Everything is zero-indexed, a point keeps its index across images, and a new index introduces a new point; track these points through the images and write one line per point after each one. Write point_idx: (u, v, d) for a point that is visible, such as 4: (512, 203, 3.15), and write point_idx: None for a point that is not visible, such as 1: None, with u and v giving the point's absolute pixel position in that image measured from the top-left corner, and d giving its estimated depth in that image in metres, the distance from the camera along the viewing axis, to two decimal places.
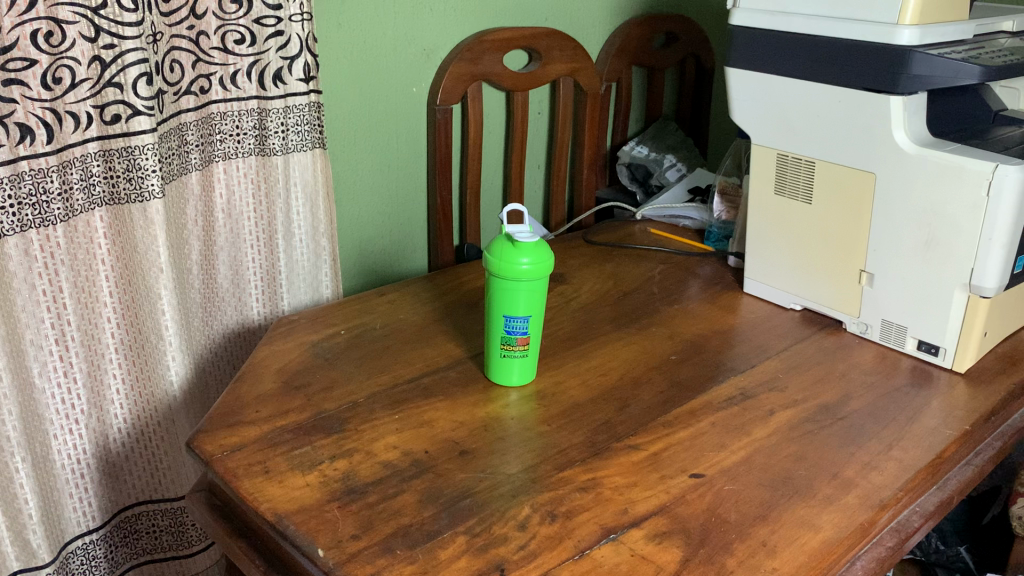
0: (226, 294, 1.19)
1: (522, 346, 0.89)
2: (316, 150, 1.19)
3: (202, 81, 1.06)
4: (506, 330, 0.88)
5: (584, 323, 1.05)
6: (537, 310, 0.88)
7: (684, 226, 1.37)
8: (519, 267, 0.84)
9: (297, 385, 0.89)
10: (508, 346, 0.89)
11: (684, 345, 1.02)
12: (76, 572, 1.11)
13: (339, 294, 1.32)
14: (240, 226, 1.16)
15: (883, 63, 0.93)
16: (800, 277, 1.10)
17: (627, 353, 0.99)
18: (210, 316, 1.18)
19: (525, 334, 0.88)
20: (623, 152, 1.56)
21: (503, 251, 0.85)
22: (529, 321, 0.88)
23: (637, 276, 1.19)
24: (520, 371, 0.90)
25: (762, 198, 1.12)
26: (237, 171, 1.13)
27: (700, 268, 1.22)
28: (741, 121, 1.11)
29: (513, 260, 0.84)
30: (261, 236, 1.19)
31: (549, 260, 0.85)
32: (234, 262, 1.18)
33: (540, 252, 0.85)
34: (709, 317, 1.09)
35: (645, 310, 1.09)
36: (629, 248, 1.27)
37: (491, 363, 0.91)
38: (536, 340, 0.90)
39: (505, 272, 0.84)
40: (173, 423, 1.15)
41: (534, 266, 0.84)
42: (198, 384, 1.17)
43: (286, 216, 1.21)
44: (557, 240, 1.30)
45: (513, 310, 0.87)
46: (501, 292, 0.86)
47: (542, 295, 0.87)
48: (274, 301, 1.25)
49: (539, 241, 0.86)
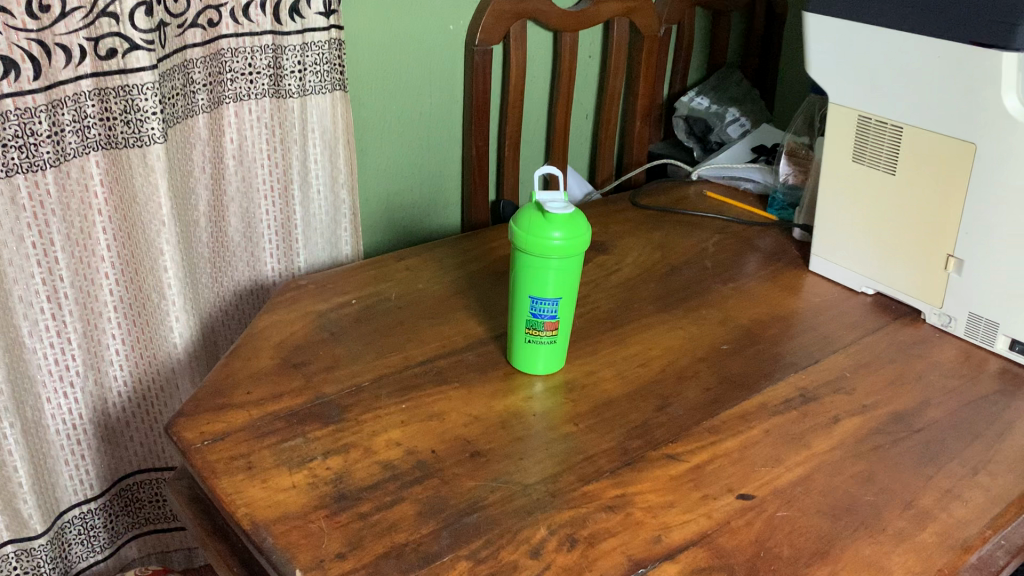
0: (236, 249, 1.09)
1: (550, 332, 0.78)
2: (335, 92, 1.08)
3: (211, 13, 0.94)
4: (532, 313, 0.77)
5: (624, 303, 0.94)
6: (569, 294, 0.77)
7: (745, 190, 1.23)
8: (550, 242, 0.73)
9: (295, 362, 0.79)
10: (534, 331, 0.78)
11: (737, 333, 0.90)
12: (73, 544, 1.06)
13: (360, 253, 1.22)
14: (253, 174, 1.06)
15: (996, 12, 0.78)
16: (876, 259, 0.97)
17: (672, 342, 0.87)
18: (217, 272, 1.08)
19: (555, 318, 0.77)
20: (680, 104, 1.41)
21: (532, 222, 0.74)
22: (560, 304, 0.77)
23: (687, 248, 1.06)
24: (546, 360, 0.80)
25: (836, 166, 0.98)
26: (250, 114, 1.02)
27: (760, 241, 1.09)
28: (817, 77, 0.97)
29: (544, 233, 0.73)
30: (276, 186, 1.09)
31: (584, 236, 0.75)
32: (245, 215, 1.08)
33: (575, 226, 0.74)
34: (768, 300, 0.97)
35: (695, 290, 0.97)
36: (681, 214, 1.14)
37: (514, 348, 0.80)
38: (567, 326, 0.79)
39: (533, 247, 0.74)
40: (176, 387, 1.06)
41: (567, 243, 0.73)
42: (205, 345, 1.09)
43: (302, 164, 1.10)
44: (602, 203, 1.17)
45: (542, 290, 0.76)
46: (529, 270, 0.75)
47: (575, 276, 0.76)
48: (290, 257, 1.15)
49: (575, 213, 0.75)
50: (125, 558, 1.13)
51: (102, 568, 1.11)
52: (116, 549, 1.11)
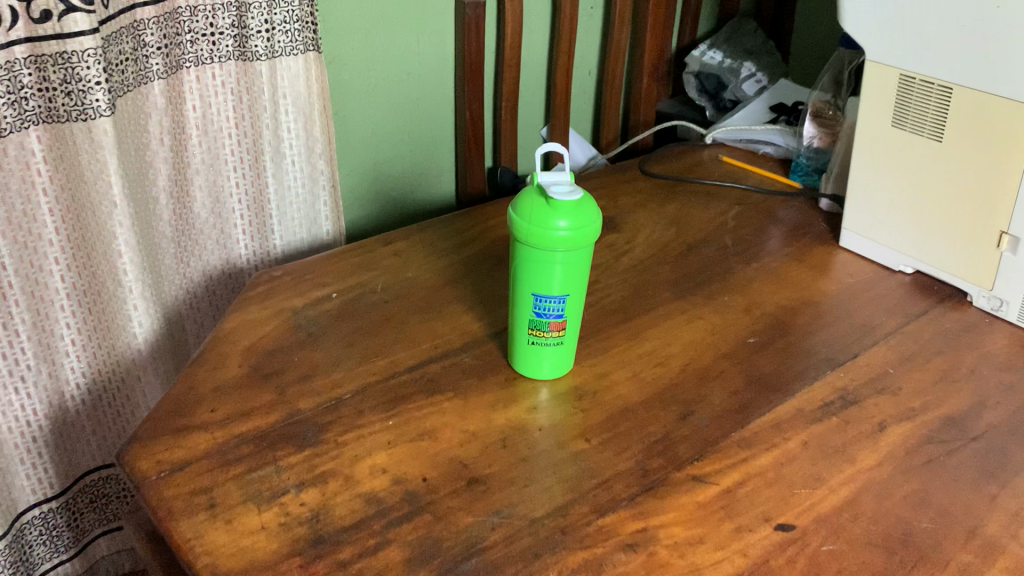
0: (205, 229, 0.99)
1: (556, 333, 0.69)
2: (308, 53, 0.97)
3: None
4: (535, 312, 0.68)
5: (637, 289, 0.84)
6: (577, 290, 0.67)
7: (765, 154, 1.13)
8: (555, 232, 0.63)
9: (268, 372, 0.70)
10: (537, 331, 0.69)
11: (764, 324, 0.80)
12: (36, 545, 0.98)
13: (341, 229, 1.12)
14: (219, 146, 0.96)
15: None
16: (917, 235, 0.87)
17: (692, 336, 0.78)
18: (183, 255, 0.98)
19: (561, 317, 0.68)
20: (692, 58, 1.29)
21: (533, 209, 0.64)
22: (566, 301, 0.67)
23: (704, 223, 0.96)
24: (550, 363, 0.70)
25: (873, 132, 0.87)
26: (213, 79, 0.92)
27: (784, 213, 0.99)
28: (852, 32, 0.85)
29: (547, 222, 0.64)
30: (246, 159, 0.99)
31: (593, 224, 0.65)
32: (212, 191, 0.98)
33: (583, 213, 0.64)
34: (797, 282, 0.87)
35: (716, 273, 0.87)
36: (696, 184, 1.04)
37: (516, 350, 0.71)
38: (575, 325, 0.69)
39: (535, 238, 0.64)
40: (140, 382, 0.97)
41: (573, 233, 0.64)
42: (172, 334, 1.00)
43: (275, 134, 1.00)
44: (608, 173, 1.07)
45: (546, 286, 0.66)
46: (531, 265, 0.66)
47: (583, 270, 0.67)
48: (265, 236, 1.05)
49: (582, 197, 0.65)
50: (93, 557, 1.06)
51: (68, 568, 1.04)
52: (83, 547, 1.04)
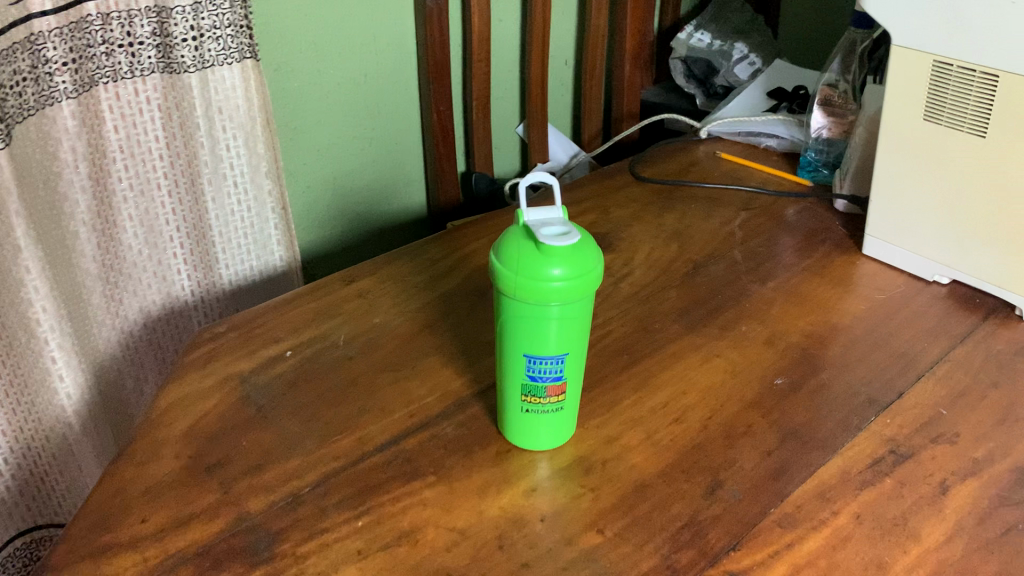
0: (138, 265, 0.87)
1: (554, 399, 0.57)
2: (245, 61, 0.84)
3: None
4: (529, 375, 0.56)
5: (641, 323, 0.72)
6: (577, 346, 0.56)
7: (766, 147, 1.02)
8: (548, 282, 0.52)
9: (211, 463, 0.58)
10: (532, 398, 0.57)
11: (791, 359, 0.69)
12: None
13: (295, 255, 0.99)
14: (146, 169, 0.84)
15: None
16: (954, 241, 0.76)
17: (711, 381, 0.66)
18: (115, 297, 0.86)
19: (560, 379, 0.57)
20: (677, 42, 1.19)
21: (519, 254, 0.52)
22: (565, 361, 0.56)
23: (709, 235, 0.85)
24: (549, 432, 0.59)
25: (900, 126, 0.76)
26: (133, 95, 0.80)
27: (797, 218, 0.88)
28: (873, 13, 0.74)
29: (537, 270, 0.52)
30: (178, 183, 0.87)
31: (593, 269, 0.53)
32: (141, 221, 0.86)
33: (581, 257, 0.52)
34: (821, 303, 0.76)
35: (728, 297, 0.76)
36: (695, 187, 0.93)
37: (507, 419, 0.59)
38: (576, 386, 0.58)
39: (524, 289, 0.52)
40: (66, 441, 0.84)
41: (569, 282, 0.52)
42: (106, 386, 0.88)
43: (212, 154, 0.88)
44: (595, 179, 0.95)
45: (540, 345, 0.55)
46: (521, 322, 0.54)
47: (582, 323, 0.55)
48: (209, 268, 0.93)
49: (579, 237, 0.54)
50: None
51: None
52: None
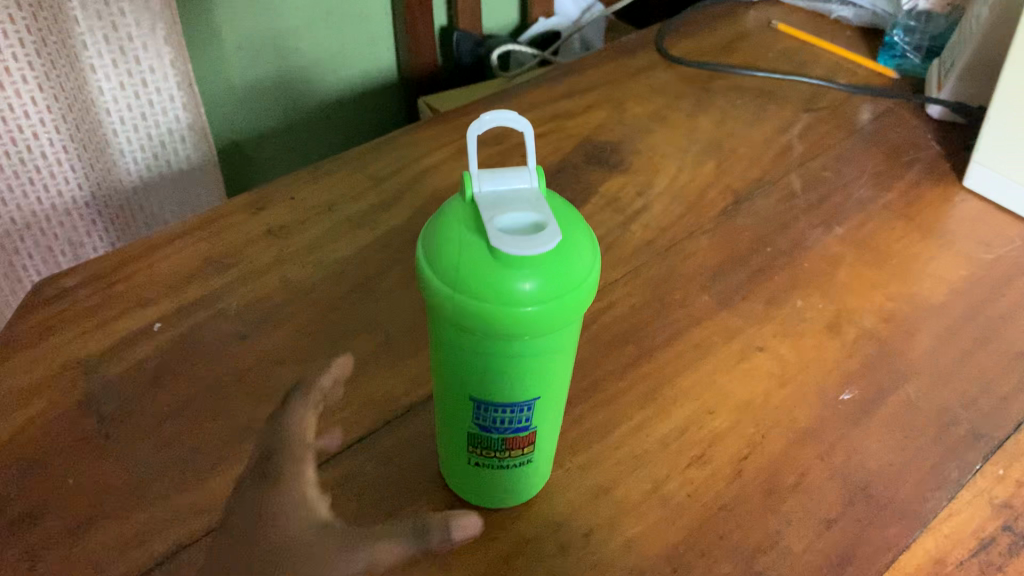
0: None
1: (516, 452, 0.38)
2: None
3: None
4: (479, 423, 0.37)
5: (656, 292, 0.52)
6: (554, 387, 0.36)
7: (840, 20, 0.78)
8: (513, 306, 0.31)
9: (18, 515, 0.40)
10: (484, 450, 0.38)
11: (863, 356, 0.49)
12: None
13: (207, 150, 0.77)
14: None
15: None
16: None
17: (748, 394, 0.47)
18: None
19: (526, 429, 0.37)
20: None
21: (466, 255, 0.32)
22: (536, 407, 0.37)
23: (756, 151, 0.63)
24: (504, 491, 0.41)
25: None
26: None
27: (875, 126, 0.66)
28: None
29: (498, 284, 0.31)
30: (48, 44, 0.62)
31: (585, 279, 0.33)
32: None
33: (565, 262, 0.32)
34: (907, 262, 0.56)
35: (779, 250, 0.55)
36: (741, 77, 0.70)
37: (448, 466, 0.41)
38: (551, 433, 0.39)
39: (473, 314, 0.32)
40: None
41: (547, 305, 0.32)
42: None
43: (91, 10, 0.64)
44: (609, 56, 0.72)
45: (498, 388, 0.35)
46: (470, 357, 0.34)
47: (565, 356, 0.35)
48: (101, 162, 0.71)
49: (561, 226, 0.33)
50: None
51: None
52: None
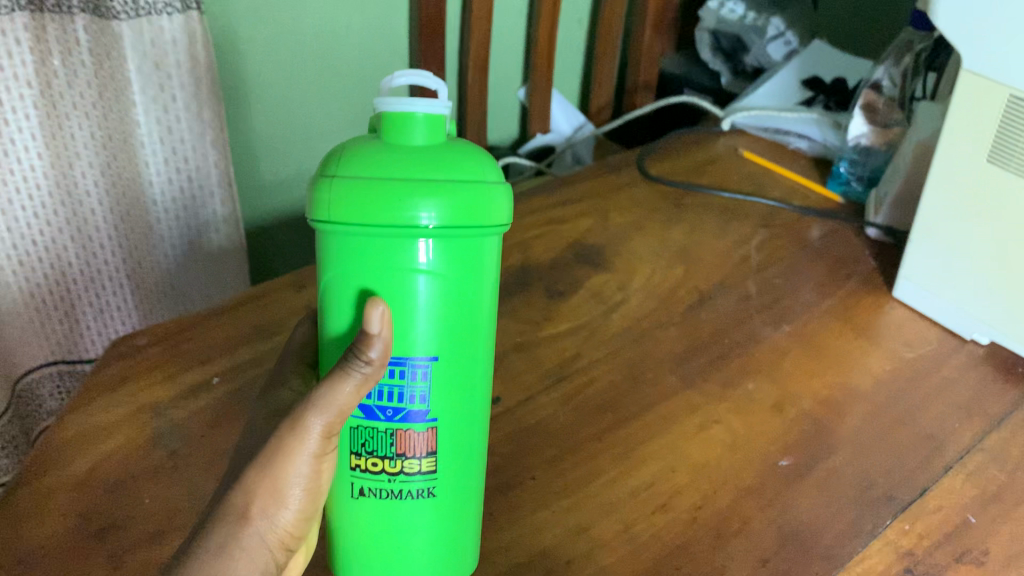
0: (57, 238, 0.80)
1: (404, 469, 0.41)
2: (189, 11, 0.76)
3: None
4: (368, 407, 0.40)
5: (630, 371, 0.63)
6: (465, 339, 0.40)
7: (797, 149, 0.91)
8: (409, 199, 0.36)
9: (104, 526, 0.49)
10: (368, 464, 0.41)
11: (802, 430, 0.60)
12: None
13: (242, 244, 0.93)
14: (70, 125, 0.76)
15: None
16: (1000, 300, 0.66)
17: (705, 457, 0.57)
18: (31, 272, 0.79)
19: (420, 420, 0.40)
20: (706, 11, 1.08)
21: (363, 154, 0.38)
22: (438, 368, 0.39)
23: (720, 258, 0.75)
24: (392, 550, 0.42)
25: (957, 161, 0.65)
26: (58, 36, 0.72)
27: (819, 240, 0.78)
28: (944, 29, 0.62)
29: (395, 175, 0.37)
30: (111, 142, 0.80)
31: (491, 189, 0.38)
32: (62, 178, 0.78)
33: (462, 172, 0.37)
34: (840, 356, 0.66)
35: (736, 341, 0.66)
36: (708, 195, 0.82)
37: (339, 520, 0.43)
38: (453, 447, 0.41)
39: (371, 211, 0.36)
40: (14, 374, 0.83)
41: (448, 203, 0.36)
42: (13, 352, 0.82)
43: (150, 111, 0.81)
44: (597, 172, 0.85)
45: (404, 322, 0.38)
46: (361, 264, 0.38)
47: (479, 283, 0.40)
48: (144, 244, 0.87)
49: (466, 152, 0.38)
50: None
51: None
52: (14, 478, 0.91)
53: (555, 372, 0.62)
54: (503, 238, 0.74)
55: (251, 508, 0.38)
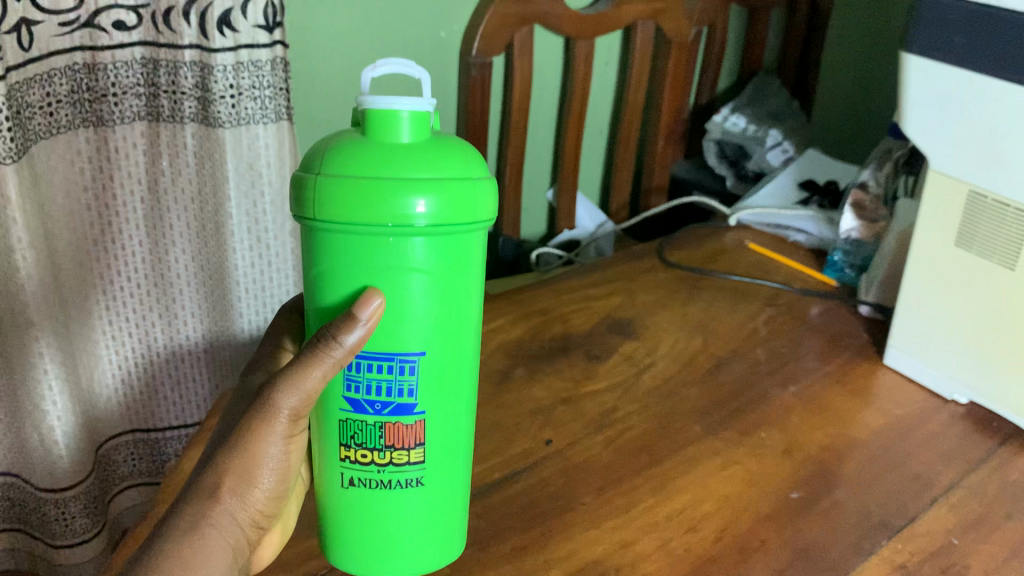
0: (146, 307, 0.96)
1: (394, 461, 0.42)
2: (281, 122, 0.91)
3: (116, 12, 0.80)
4: (357, 399, 0.41)
5: (661, 421, 0.73)
6: (451, 334, 0.41)
7: (794, 241, 1.04)
8: (406, 202, 0.37)
9: None
10: (357, 456, 0.42)
11: (809, 471, 0.70)
12: (77, 517, 1.00)
13: None
14: (169, 212, 0.93)
15: None
16: (973, 364, 0.77)
17: (727, 490, 0.67)
18: (122, 334, 0.96)
19: (409, 413, 0.41)
20: (712, 124, 1.25)
21: (345, 152, 0.38)
22: (428, 359, 0.41)
23: (733, 330, 0.86)
24: (384, 543, 0.44)
25: (931, 247, 0.78)
26: (170, 139, 0.90)
27: (818, 317, 0.90)
28: (916, 137, 0.76)
29: (386, 175, 0.37)
30: (201, 229, 0.95)
31: (480, 186, 0.39)
32: (155, 254, 0.94)
33: (452, 168, 0.38)
34: (839, 412, 0.77)
35: (751, 399, 0.77)
36: (720, 278, 0.95)
37: (330, 512, 0.45)
38: (443, 435, 0.43)
39: (361, 210, 0.37)
40: (101, 421, 0.99)
41: (440, 199, 0.37)
42: (103, 397, 0.98)
43: (241, 206, 0.94)
44: (623, 259, 0.98)
45: (396, 317, 0.40)
46: (345, 256, 0.39)
47: (465, 277, 0.41)
48: (223, 320, 1.01)
49: (451, 147, 0.39)
50: (85, 549, 1.03)
51: (83, 538, 1.02)
52: (99, 528, 1.04)
53: (597, 421, 0.73)
54: (547, 312, 0.86)
55: (221, 487, 0.47)
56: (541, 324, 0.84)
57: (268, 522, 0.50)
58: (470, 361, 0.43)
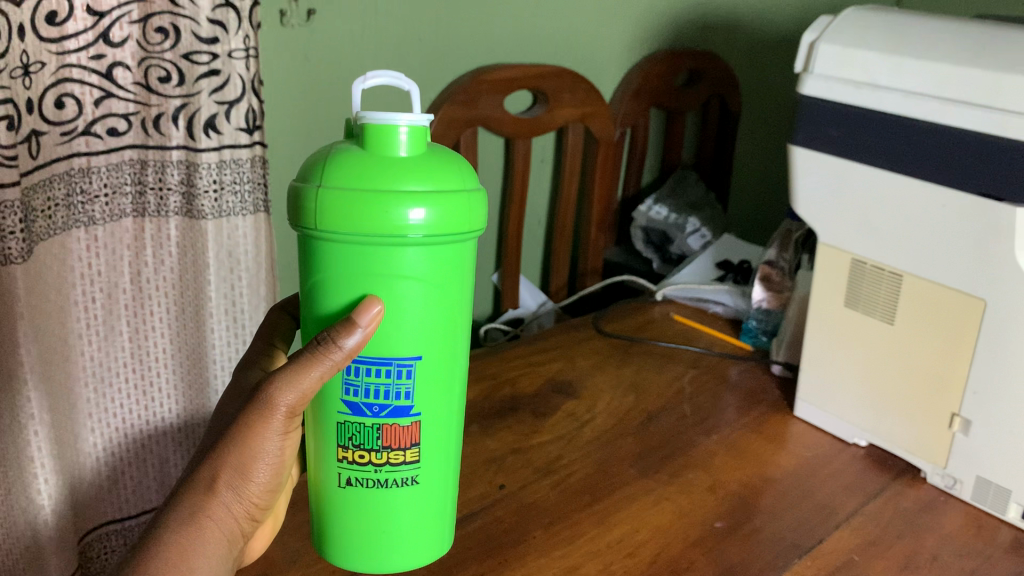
0: (127, 389, 1.03)
1: (390, 460, 0.52)
2: (257, 213, 1.03)
3: (112, 121, 0.91)
4: (360, 404, 0.51)
5: (600, 466, 0.83)
6: (439, 334, 0.50)
7: (714, 312, 1.16)
8: (404, 214, 0.45)
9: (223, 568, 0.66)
10: (357, 456, 0.51)
11: (729, 505, 0.80)
12: None
13: None
14: (151, 302, 1.02)
15: (988, 155, 0.71)
16: (869, 410, 0.88)
17: (659, 523, 0.76)
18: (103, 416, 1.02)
19: (403, 415, 0.51)
20: (639, 213, 1.38)
21: (347, 166, 0.47)
22: (422, 364, 0.50)
23: (662, 389, 0.97)
24: (376, 532, 0.53)
25: (826, 308, 0.91)
26: (155, 233, 0.99)
27: (736, 376, 1.01)
28: (806, 214, 0.90)
29: (385, 188, 0.46)
30: (180, 314, 1.04)
31: (468, 197, 0.48)
32: (136, 342, 1.02)
33: (444, 180, 0.47)
34: (756, 455, 0.88)
35: (678, 446, 0.87)
36: (650, 344, 1.06)
37: (331, 505, 0.54)
38: (432, 436, 0.53)
39: (365, 220, 0.45)
40: (80, 505, 1.04)
41: (433, 209, 0.46)
42: (82, 480, 1.03)
43: (220, 289, 1.05)
44: (563, 330, 1.09)
45: (393, 322, 0.49)
46: (349, 257, 0.47)
47: (454, 278, 0.50)
48: (198, 397, 1.09)
49: (444, 163, 0.48)
50: None
51: None
52: None
53: (544, 468, 0.82)
54: (497, 377, 0.96)
55: (218, 481, 0.55)
56: (492, 387, 0.94)
57: (262, 514, 0.59)
58: (455, 355, 0.52)
